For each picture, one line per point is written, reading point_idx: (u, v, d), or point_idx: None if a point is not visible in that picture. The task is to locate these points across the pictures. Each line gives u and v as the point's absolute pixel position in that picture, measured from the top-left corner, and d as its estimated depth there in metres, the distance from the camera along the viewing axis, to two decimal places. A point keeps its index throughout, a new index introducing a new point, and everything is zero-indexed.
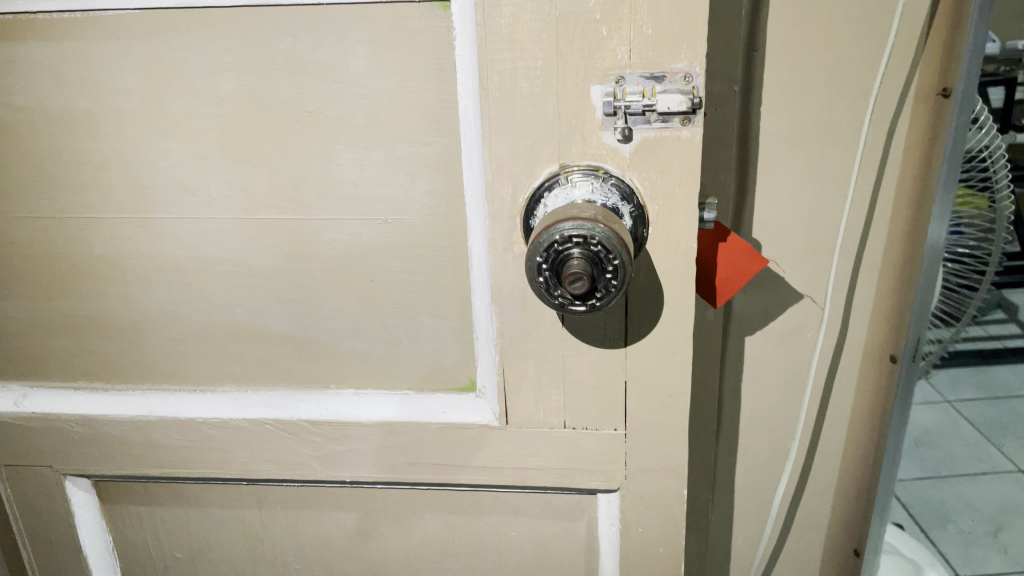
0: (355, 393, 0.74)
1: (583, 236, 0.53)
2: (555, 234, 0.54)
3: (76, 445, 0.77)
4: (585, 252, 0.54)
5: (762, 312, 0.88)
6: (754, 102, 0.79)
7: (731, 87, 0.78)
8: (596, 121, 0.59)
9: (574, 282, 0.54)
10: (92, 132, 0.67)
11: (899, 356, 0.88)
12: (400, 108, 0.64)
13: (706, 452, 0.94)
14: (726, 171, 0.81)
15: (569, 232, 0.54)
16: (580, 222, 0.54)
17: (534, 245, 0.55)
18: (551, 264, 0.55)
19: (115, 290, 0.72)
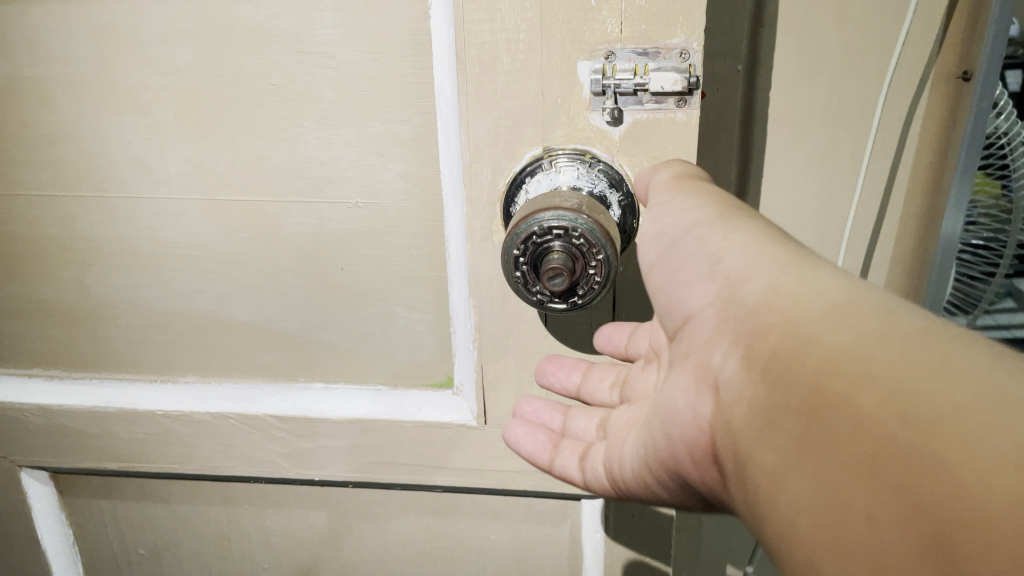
0: (325, 388, 0.69)
1: (564, 228, 0.49)
2: (533, 226, 0.49)
3: (31, 436, 0.73)
4: (565, 245, 0.50)
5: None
6: (758, 81, 0.72)
7: (734, 66, 0.71)
8: (582, 101, 0.55)
9: (553, 278, 0.50)
10: (39, 102, 0.62)
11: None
12: (372, 82, 0.58)
13: None
14: (726, 156, 0.74)
15: (550, 223, 0.49)
16: (561, 212, 0.49)
17: (511, 237, 0.50)
18: (529, 258, 0.51)
19: (70, 274, 0.68)
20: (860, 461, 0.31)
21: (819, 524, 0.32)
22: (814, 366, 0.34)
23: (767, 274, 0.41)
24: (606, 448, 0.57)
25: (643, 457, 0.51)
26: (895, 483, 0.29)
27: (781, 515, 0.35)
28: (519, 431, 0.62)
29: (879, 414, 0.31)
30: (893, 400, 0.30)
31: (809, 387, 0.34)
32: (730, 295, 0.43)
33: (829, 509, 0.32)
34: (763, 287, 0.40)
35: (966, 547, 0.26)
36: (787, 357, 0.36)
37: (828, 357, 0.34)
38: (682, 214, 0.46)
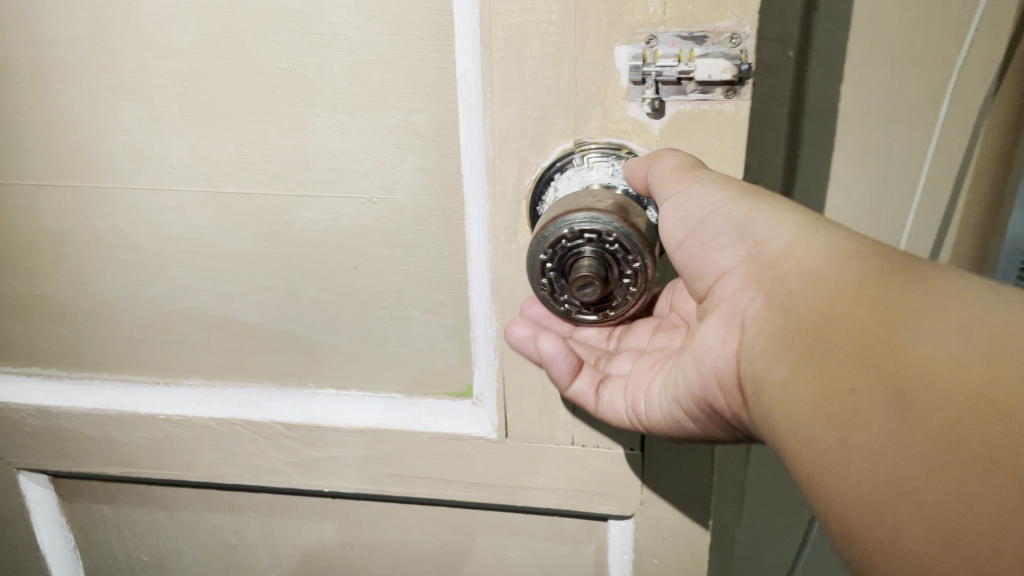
0: (336, 394, 0.65)
1: (598, 232, 0.44)
2: (563, 228, 0.44)
3: (29, 438, 0.69)
4: (596, 250, 0.45)
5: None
6: (809, 70, 0.64)
7: (784, 53, 0.63)
8: (620, 90, 0.49)
9: (582, 287, 0.45)
10: (34, 86, 0.58)
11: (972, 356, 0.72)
12: (389, 68, 0.53)
13: (733, 466, 0.78)
14: (774, 153, 0.67)
15: (581, 226, 0.44)
16: (594, 214, 0.44)
17: (537, 239, 0.45)
18: (557, 264, 0.46)
19: (68, 269, 0.64)
20: (855, 364, 0.34)
21: (834, 448, 0.34)
22: (825, 311, 0.36)
23: (790, 235, 0.41)
24: (621, 385, 0.54)
25: (669, 399, 0.50)
26: (882, 374, 0.33)
27: (799, 446, 0.36)
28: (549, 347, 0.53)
29: (880, 337, 0.33)
30: (892, 326, 0.33)
31: (828, 331, 0.36)
32: (755, 253, 0.42)
33: (825, 410, 0.35)
34: (787, 244, 0.41)
35: (965, 428, 0.29)
36: (802, 295, 0.38)
37: (835, 291, 0.37)
38: (704, 201, 0.44)
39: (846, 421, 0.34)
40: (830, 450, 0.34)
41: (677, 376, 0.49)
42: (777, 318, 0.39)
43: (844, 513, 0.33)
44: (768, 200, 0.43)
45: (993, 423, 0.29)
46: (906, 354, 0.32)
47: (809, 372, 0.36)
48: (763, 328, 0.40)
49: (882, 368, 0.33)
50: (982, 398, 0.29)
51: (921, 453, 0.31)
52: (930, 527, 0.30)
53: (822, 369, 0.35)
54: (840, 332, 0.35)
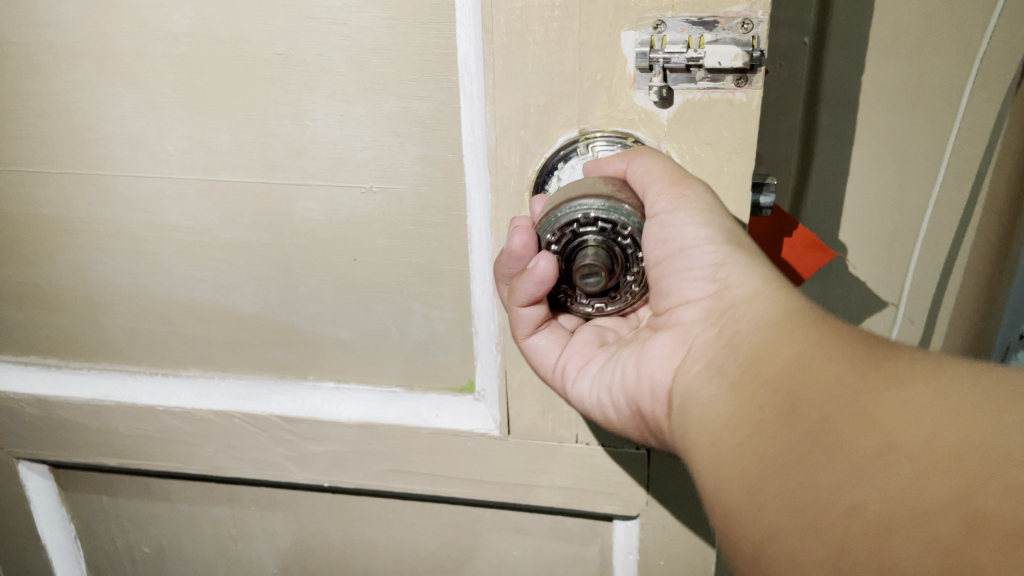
0: (335, 387, 0.64)
1: (614, 222, 0.43)
2: (578, 212, 0.42)
3: (28, 428, 0.68)
4: (608, 241, 0.43)
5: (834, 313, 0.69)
6: (827, 55, 0.61)
7: (800, 39, 0.60)
8: (626, 77, 0.47)
9: (587, 276, 0.43)
10: (30, 71, 0.57)
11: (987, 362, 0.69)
12: (388, 53, 0.51)
13: None
14: (788, 143, 0.64)
15: (597, 213, 0.42)
16: (611, 203, 0.42)
17: (546, 220, 0.43)
18: (564, 250, 0.44)
19: (67, 257, 0.63)
20: (772, 385, 0.34)
21: (772, 514, 0.32)
22: (782, 365, 0.35)
23: (758, 283, 0.40)
24: (559, 339, 0.50)
25: (596, 389, 0.48)
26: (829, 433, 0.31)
27: (734, 505, 0.34)
28: (541, 266, 0.44)
29: (832, 392, 0.32)
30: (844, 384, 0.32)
31: (781, 385, 0.34)
32: (717, 289, 0.42)
33: (732, 420, 0.35)
34: (754, 290, 0.40)
35: (921, 501, 0.27)
36: (748, 333, 0.38)
37: (778, 327, 0.37)
38: (689, 228, 0.42)
39: (747, 431, 0.34)
40: (726, 453, 0.35)
41: (608, 370, 0.47)
42: (719, 349, 0.39)
43: (725, 512, 0.35)
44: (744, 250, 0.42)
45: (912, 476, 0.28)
46: (819, 381, 0.33)
47: (730, 385, 0.37)
48: (703, 353, 0.40)
49: (801, 389, 0.33)
50: (877, 435, 0.29)
51: (865, 521, 0.29)
52: (795, 538, 0.31)
53: (742, 386, 0.36)
54: (770, 358, 0.36)
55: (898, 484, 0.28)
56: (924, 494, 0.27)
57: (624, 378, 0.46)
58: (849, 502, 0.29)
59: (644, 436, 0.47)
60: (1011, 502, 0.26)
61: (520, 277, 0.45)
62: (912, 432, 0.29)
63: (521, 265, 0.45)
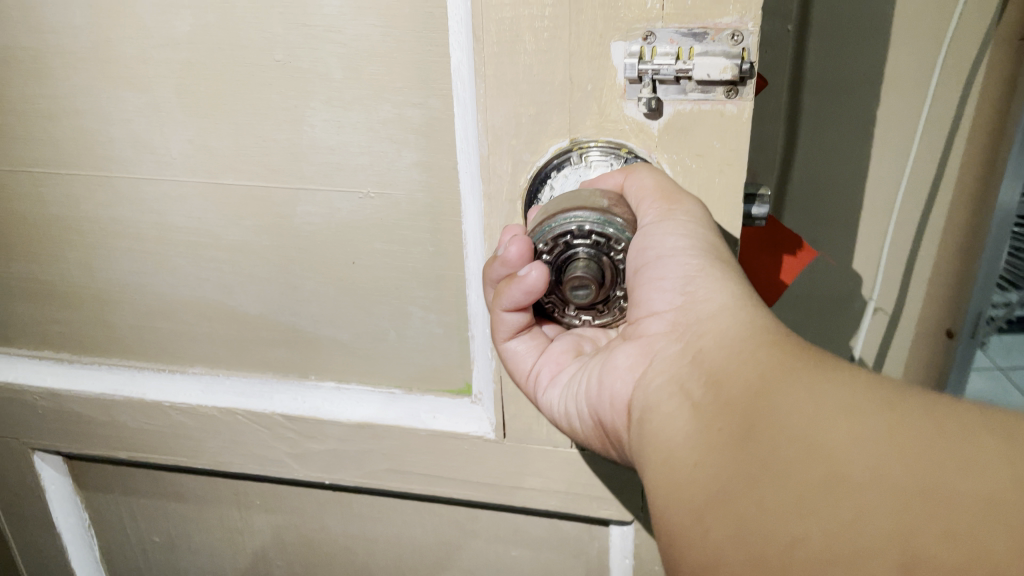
0: (336, 387, 0.65)
1: (607, 236, 0.43)
2: (572, 224, 0.42)
3: (42, 419, 0.70)
4: (599, 253, 0.43)
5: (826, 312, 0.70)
6: (812, 41, 0.60)
7: (784, 27, 0.60)
8: (617, 88, 0.47)
9: (577, 288, 0.43)
10: (39, 75, 0.58)
11: (957, 331, 0.71)
12: (384, 60, 0.52)
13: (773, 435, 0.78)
14: (774, 126, 0.63)
15: (591, 225, 0.42)
16: (606, 217, 0.42)
17: (539, 228, 0.43)
18: (555, 259, 0.43)
19: (77, 255, 0.64)
20: (731, 407, 0.34)
21: (721, 534, 0.32)
22: (747, 384, 0.34)
23: (728, 301, 0.38)
24: (537, 346, 0.48)
25: (565, 401, 0.47)
26: (787, 462, 0.30)
27: (684, 520, 0.33)
28: (534, 274, 0.43)
29: (793, 421, 0.31)
30: (808, 413, 0.31)
31: (744, 407, 0.33)
32: (684, 301, 0.40)
33: (687, 440, 0.35)
34: (721, 306, 0.38)
35: (865, 543, 0.27)
36: (711, 352, 0.37)
37: (740, 347, 0.36)
38: (669, 239, 0.41)
39: (699, 453, 0.34)
40: (679, 472, 0.34)
41: (576, 380, 0.46)
42: (683, 365, 0.38)
43: (670, 531, 0.34)
44: (721, 264, 0.40)
45: (861, 517, 0.28)
46: (775, 405, 0.32)
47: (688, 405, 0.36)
48: (666, 367, 0.39)
49: (762, 412, 0.32)
50: (835, 470, 0.29)
51: (811, 556, 0.28)
52: (738, 563, 0.31)
53: (701, 406, 0.35)
54: (730, 380, 0.35)
55: (842, 517, 0.28)
56: (873, 538, 0.27)
57: (588, 389, 0.45)
58: (791, 538, 0.29)
59: (606, 448, 0.46)
60: (946, 551, 0.26)
61: (508, 283, 0.44)
62: (862, 468, 0.29)
63: (511, 270, 0.44)
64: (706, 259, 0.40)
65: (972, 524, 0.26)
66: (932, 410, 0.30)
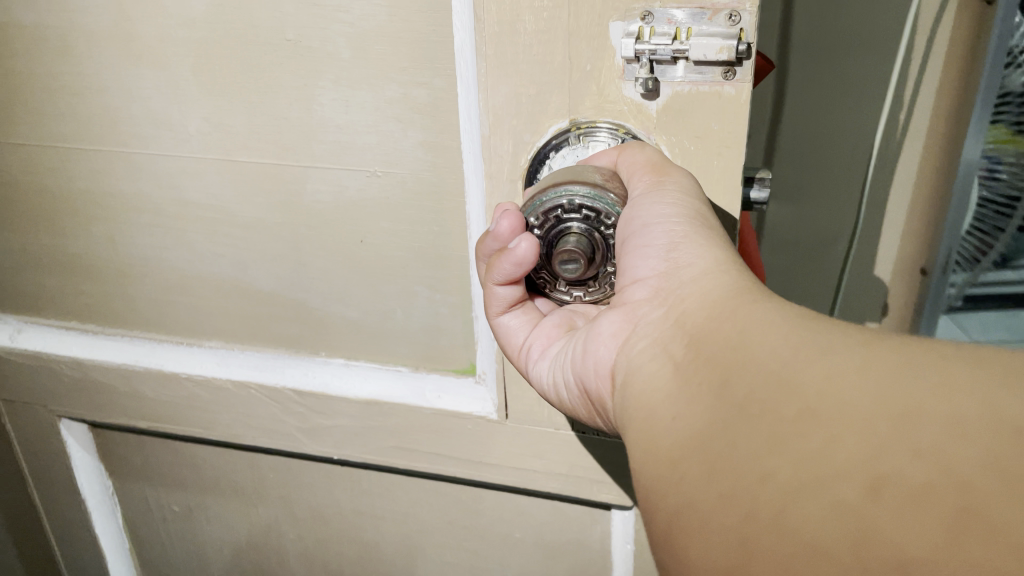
0: (345, 364, 0.66)
1: (597, 211, 0.43)
2: (562, 198, 0.43)
3: (69, 387, 0.73)
4: (590, 229, 0.43)
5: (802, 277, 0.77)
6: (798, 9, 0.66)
7: None
8: (615, 69, 0.47)
9: (566, 262, 0.43)
10: (65, 52, 0.60)
11: (931, 269, 0.75)
12: (390, 41, 0.52)
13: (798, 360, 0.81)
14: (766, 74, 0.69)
15: (581, 200, 0.43)
16: (596, 192, 0.43)
17: (531, 203, 0.44)
18: (546, 235, 0.44)
19: (101, 229, 0.67)
20: (711, 362, 0.33)
21: (697, 477, 0.31)
22: (727, 337, 0.33)
23: (711, 265, 0.38)
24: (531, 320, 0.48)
25: (555, 372, 0.46)
26: (761, 403, 0.30)
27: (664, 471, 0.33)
28: (522, 247, 0.43)
29: (769, 365, 0.30)
30: (779, 356, 0.31)
31: (725, 361, 0.33)
32: (667, 267, 0.39)
33: (671, 398, 0.34)
34: (704, 270, 0.38)
35: (832, 462, 0.26)
36: (694, 314, 0.36)
37: (725, 307, 0.35)
38: (656, 207, 0.41)
39: (680, 408, 0.33)
40: (661, 426, 0.34)
41: (566, 351, 0.45)
42: (667, 328, 0.38)
43: (650, 484, 0.33)
44: (707, 231, 0.40)
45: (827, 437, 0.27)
46: (754, 354, 0.31)
47: (673, 365, 0.36)
48: (651, 332, 0.39)
49: (739, 361, 0.32)
50: (805, 402, 0.28)
51: (782, 484, 0.27)
52: (710, 503, 0.30)
53: (685, 366, 0.35)
54: (712, 336, 0.34)
55: (810, 445, 0.27)
56: (842, 454, 0.26)
57: (574, 359, 0.44)
58: (760, 471, 0.28)
59: (594, 419, 0.45)
60: (908, 462, 0.25)
61: (498, 257, 0.44)
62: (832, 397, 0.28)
63: (502, 245, 0.44)
64: (692, 225, 0.40)
65: (936, 436, 0.25)
66: (906, 346, 0.29)
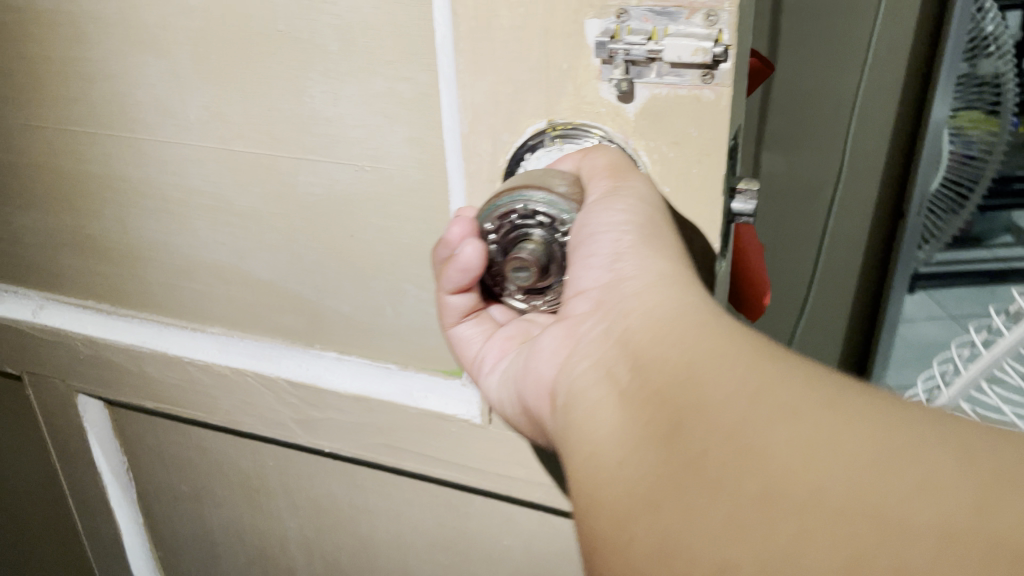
0: (337, 357, 0.65)
1: (554, 217, 0.41)
2: (517, 202, 0.41)
3: (84, 364, 0.75)
4: (547, 237, 0.41)
5: (791, 216, 0.97)
6: None
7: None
8: (592, 68, 0.45)
9: (517, 269, 0.41)
10: (77, 38, 0.61)
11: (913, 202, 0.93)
12: (376, 33, 0.51)
13: (790, 212, 0.97)
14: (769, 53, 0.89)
15: (537, 206, 0.40)
16: (553, 198, 0.40)
17: (487, 206, 0.42)
18: (502, 240, 0.42)
19: (113, 212, 0.68)
20: (654, 401, 0.31)
21: (651, 549, 0.29)
22: (672, 375, 0.31)
23: (655, 280, 0.36)
24: (486, 330, 0.47)
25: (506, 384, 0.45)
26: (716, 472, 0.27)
27: (615, 529, 0.31)
28: (469, 254, 0.42)
29: (717, 422, 0.28)
30: (728, 412, 0.28)
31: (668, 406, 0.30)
32: (610, 278, 0.37)
33: (614, 438, 0.32)
34: (647, 285, 0.36)
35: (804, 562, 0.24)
36: (636, 332, 0.34)
37: (670, 329, 0.33)
38: (605, 214, 0.39)
39: (625, 454, 0.31)
40: (608, 473, 0.32)
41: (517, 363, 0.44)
42: (607, 348, 0.35)
43: (601, 542, 0.31)
44: (656, 236, 0.38)
45: (796, 531, 0.25)
46: (703, 402, 0.29)
47: (616, 390, 0.33)
48: (589, 352, 0.37)
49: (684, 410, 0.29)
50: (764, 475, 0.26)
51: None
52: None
53: (626, 395, 0.33)
54: (653, 368, 0.32)
55: (777, 541, 0.25)
56: (814, 556, 0.24)
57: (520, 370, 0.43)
58: (721, 559, 0.26)
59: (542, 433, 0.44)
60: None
61: (447, 264, 0.43)
62: (794, 476, 0.25)
63: (452, 251, 0.43)
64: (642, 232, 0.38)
65: (916, 543, 0.22)
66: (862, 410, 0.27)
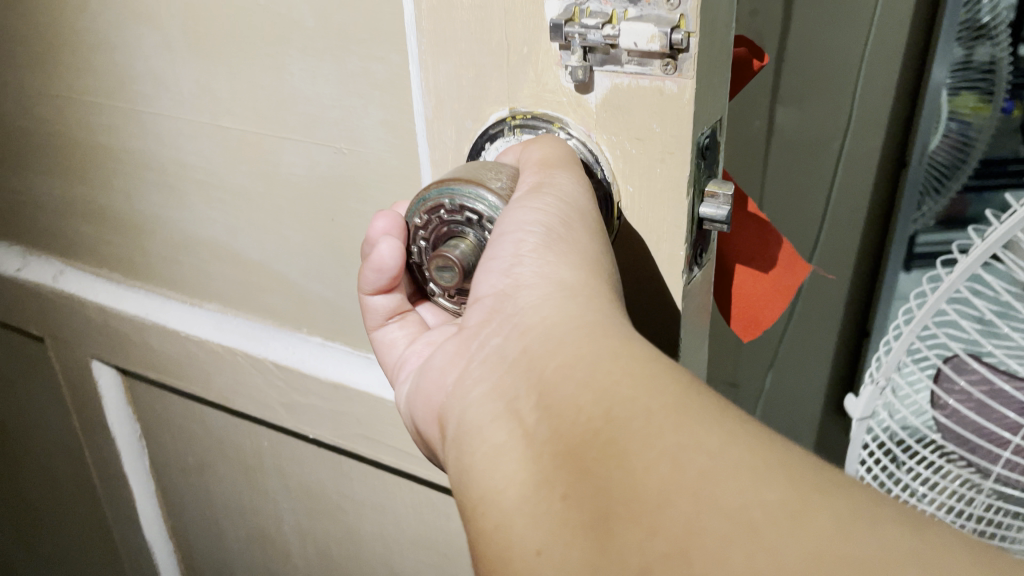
0: (321, 343, 0.64)
1: (483, 215, 0.38)
2: (444, 196, 0.38)
3: (97, 330, 0.77)
4: (479, 236, 0.39)
5: (797, 175, 0.90)
6: None
7: None
8: (552, 53, 0.41)
9: (441, 268, 0.38)
10: (80, 8, 0.61)
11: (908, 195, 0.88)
12: (349, 10, 0.49)
13: (791, 174, 0.90)
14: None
15: (465, 201, 0.38)
16: (483, 194, 0.38)
17: (416, 199, 0.39)
18: (431, 235, 0.40)
19: (118, 183, 0.68)
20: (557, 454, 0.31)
21: None
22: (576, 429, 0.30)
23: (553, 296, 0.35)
24: (409, 332, 0.46)
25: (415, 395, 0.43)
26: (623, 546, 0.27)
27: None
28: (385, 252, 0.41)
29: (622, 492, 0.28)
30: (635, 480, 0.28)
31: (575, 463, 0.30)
32: (507, 286, 0.36)
33: (517, 484, 0.32)
34: (542, 301, 0.35)
35: None
36: (537, 360, 0.33)
37: (569, 359, 0.33)
38: (512, 215, 0.37)
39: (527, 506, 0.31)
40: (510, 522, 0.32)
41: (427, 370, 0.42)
42: (505, 372, 0.35)
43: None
44: (563, 237, 0.37)
45: None
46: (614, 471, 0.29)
47: (520, 428, 0.33)
48: (486, 372, 0.36)
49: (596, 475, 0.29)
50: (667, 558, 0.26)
51: None
52: None
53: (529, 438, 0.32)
54: (554, 412, 0.32)
55: None
56: None
57: (428, 376, 0.41)
58: None
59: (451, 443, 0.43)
60: None
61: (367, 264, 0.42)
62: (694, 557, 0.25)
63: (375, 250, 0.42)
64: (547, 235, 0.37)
65: None
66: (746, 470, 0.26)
